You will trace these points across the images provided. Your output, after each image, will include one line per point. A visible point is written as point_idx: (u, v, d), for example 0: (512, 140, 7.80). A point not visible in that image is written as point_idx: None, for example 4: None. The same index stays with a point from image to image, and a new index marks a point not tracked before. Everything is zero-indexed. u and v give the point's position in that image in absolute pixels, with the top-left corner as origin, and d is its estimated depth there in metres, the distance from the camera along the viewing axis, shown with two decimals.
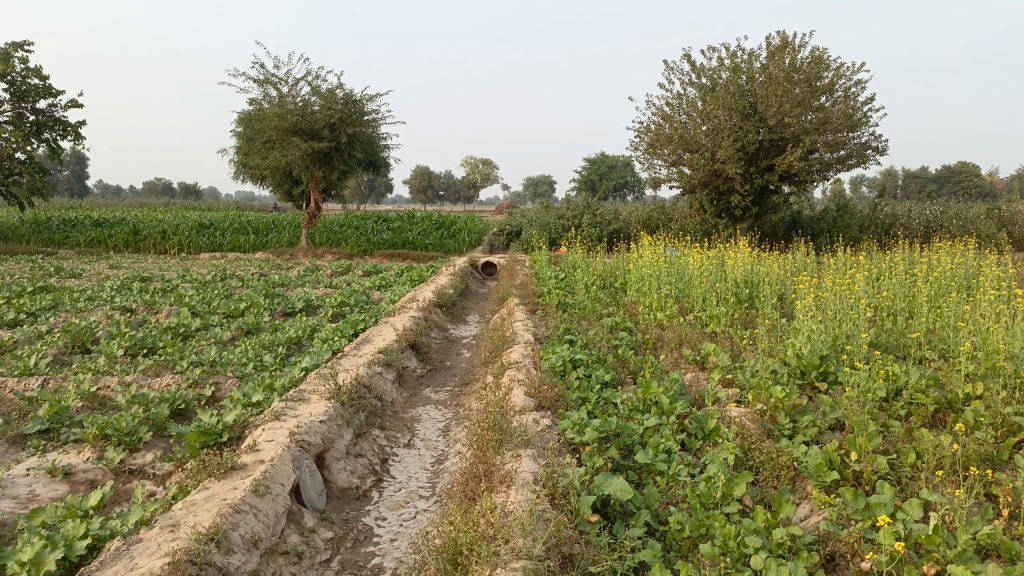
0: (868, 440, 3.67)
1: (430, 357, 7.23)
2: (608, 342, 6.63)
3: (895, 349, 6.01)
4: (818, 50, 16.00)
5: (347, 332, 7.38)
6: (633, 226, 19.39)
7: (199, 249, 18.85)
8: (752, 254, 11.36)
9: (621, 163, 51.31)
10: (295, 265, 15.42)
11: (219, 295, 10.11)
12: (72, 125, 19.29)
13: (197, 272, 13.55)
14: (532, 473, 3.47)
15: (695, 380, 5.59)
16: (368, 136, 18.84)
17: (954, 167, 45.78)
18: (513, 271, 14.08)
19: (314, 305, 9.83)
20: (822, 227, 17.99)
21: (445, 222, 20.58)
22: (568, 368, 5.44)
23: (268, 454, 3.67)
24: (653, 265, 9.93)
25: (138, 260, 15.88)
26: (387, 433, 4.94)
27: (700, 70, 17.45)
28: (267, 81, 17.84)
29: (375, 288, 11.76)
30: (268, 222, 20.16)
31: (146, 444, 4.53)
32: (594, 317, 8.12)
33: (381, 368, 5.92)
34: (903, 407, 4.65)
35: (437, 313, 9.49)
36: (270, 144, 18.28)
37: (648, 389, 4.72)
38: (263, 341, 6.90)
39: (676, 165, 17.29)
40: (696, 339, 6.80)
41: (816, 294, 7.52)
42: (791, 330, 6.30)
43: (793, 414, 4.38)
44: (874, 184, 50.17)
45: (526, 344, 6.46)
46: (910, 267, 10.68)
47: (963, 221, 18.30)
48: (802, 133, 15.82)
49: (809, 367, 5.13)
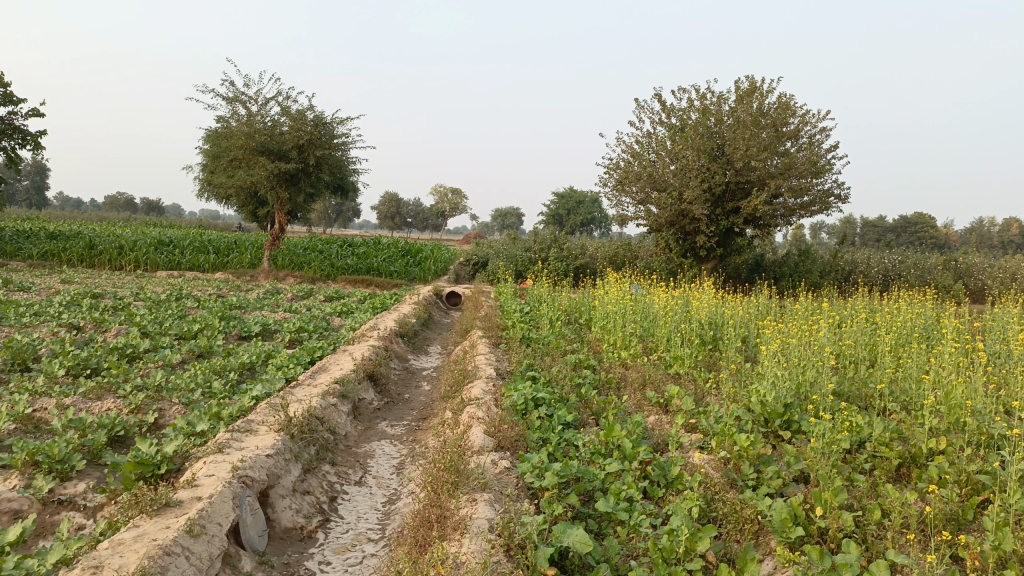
0: (834, 495, 3.58)
1: (388, 389, 7.03)
2: (570, 380, 6.51)
3: (857, 399, 5.99)
4: (785, 96, 16.34)
5: (304, 360, 7.15)
6: (599, 262, 19.41)
7: (157, 266, 18.37)
8: (717, 296, 11.39)
9: (589, 199, 51.81)
10: (255, 286, 15.09)
11: (172, 315, 9.78)
12: (31, 134, 18.79)
13: (152, 290, 13.16)
14: (488, 522, 3.30)
15: (658, 424, 5.48)
16: (337, 160, 18.67)
17: (910, 218, 47.02)
18: (477, 302, 13.94)
19: (271, 329, 9.56)
20: (785, 271, 18.20)
21: (411, 250, 20.40)
22: (529, 407, 5.29)
23: (207, 491, 3.44)
24: (619, 303, 9.87)
25: (91, 275, 15.40)
26: (338, 469, 4.73)
27: (670, 111, 17.69)
28: (236, 99, 17.62)
29: (336, 314, 11.51)
30: (230, 242, 19.77)
31: (79, 473, 4.24)
32: (558, 353, 8.00)
33: (336, 399, 5.71)
34: (866, 459, 4.59)
35: (398, 342, 9.28)
36: (235, 162, 18.00)
37: (611, 432, 4.59)
38: (214, 365, 6.63)
39: (644, 204, 17.42)
40: (660, 380, 6.71)
41: (780, 339, 7.50)
42: (755, 375, 6.25)
43: (757, 464, 4.27)
44: (834, 231, 51.25)
45: (488, 380, 6.31)
46: (870, 315, 10.79)
47: (921, 271, 18.67)
48: (767, 177, 16.05)
49: (773, 415, 5.06)
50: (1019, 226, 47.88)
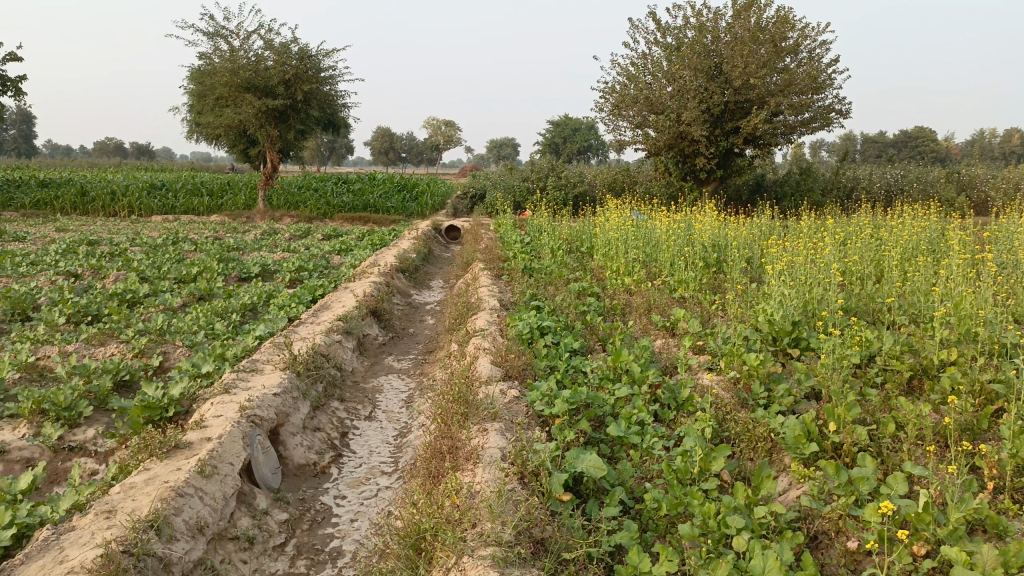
0: (847, 410, 3.57)
1: (392, 324, 6.99)
2: (575, 308, 6.46)
3: (865, 314, 5.96)
4: (783, 9, 15.82)
5: (305, 298, 7.08)
6: (598, 189, 19.17)
7: (151, 211, 18.16)
8: (718, 218, 11.25)
9: (584, 126, 50.98)
10: (252, 227, 14.94)
11: (170, 259, 9.68)
12: (11, 80, 18.30)
13: (148, 235, 13.01)
14: (500, 450, 3.28)
15: (665, 348, 5.45)
16: (325, 95, 18.22)
17: (911, 132, 46.36)
18: (477, 235, 13.82)
19: (271, 270, 9.48)
20: (786, 190, 17.98)
21: (407, 184, 20.14)
22: (535, 335, 5.24)
23: (216, 432, 3.42)
24: (620, 229, 9.74)
25: (86, 223, 15.23)
26: (347, 405, 4.71)
27: (665, 30, 17.16)
28: (218, 35, 17.08)
29: (335, 252, 11.41)
30: (223, 184, 19.51)
31: (88, 419, 4.23)
32: (561, 282, 7.93)
33: (340, 336, 5.67)
34: (877, 373, 4.56)
35: (399, 278, 9.20)
36: (222, 101, 17.60)
37: (619, 357, 4.55)
38: (216, 307, 6.58)
39: (642, 127, 17.09)
40: (665, 305, 6.66)
41: (785, 258, 7.42)
42: (761, 295, 6.19)
43: (767, 383, 4.25)
44: (834, 148, 50.60)
45: (492, 311, 6.25)
46: (873, 230, 10.67)
47: (923, 185, 18.45)
48: (767, 95, 15.60)
49: (781, 333, 5.01)
50: (1020, 137, 47.23)
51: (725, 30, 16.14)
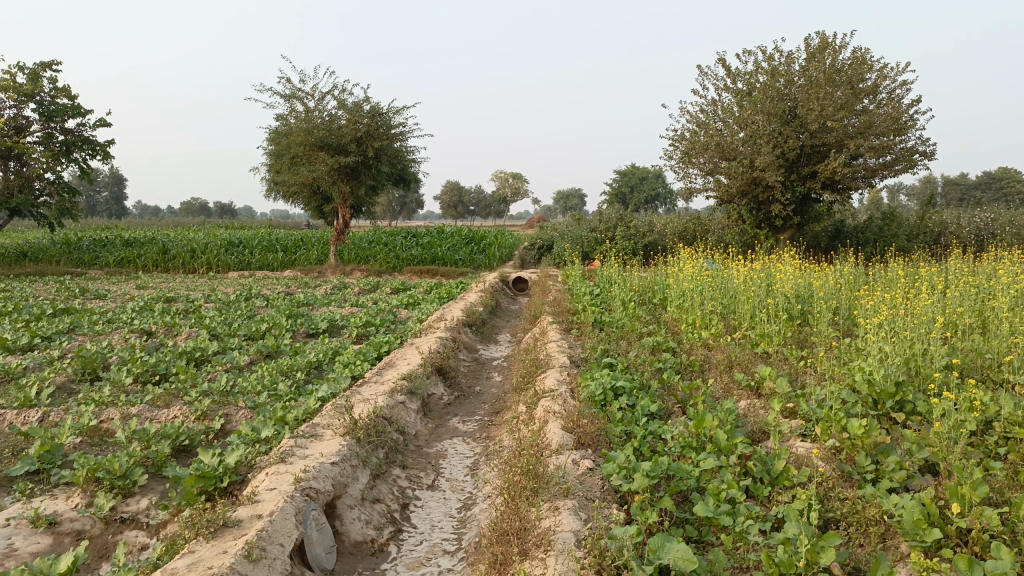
0: (973, 489, 3.08)
1: (458, 382, 6.74)
2: (650, 365, 6.07)
3: (974, 372, 5.41)
4: (860, 50, 15.35)
5: (370, 355, 6.91)
6: (669, 238, 18.75)
7: (227, 267, 18.62)
8: (798, 266, 10.72)
9: (652, 175, 50.75)
10: (322, 282, 15.10)
11: (240, 315, 9.75)
12: (101, 145, 19.28)
13: (223, 291, 13.27)
14: (575, 534, 2.94)
15: (751, 411, 5.00)
16: (395, 150, 18.50)
17: (997, 172, 44.30)
18: (545, 286, 13.58)
19: (338, 325, 9.41)
20: (868, 236, 17.19)
21: (475, 237, 20.17)
22: (609, 397, 4.88)
23: (268, 508, 3.18)
24: (695, 279, 9.34)
25: (165, 280, 15.69)
26: (409, 472, 4.44)
27: (735, 75, 16.86)
28: (294, 96, 17.63)
29: (402, 306, 11.33)
30: (296, 240, 19.92)
31: (142, 488, 4.08)
32: (634, 336, 7.55)
33: (404, 397, 5.44)
34: (998, 442, 4.03)
35: (466, 332, 8.99)
36: (296, 159, 18.08)
37: (702, 422, 4.15)
38: (281, 365, 6.46)
39: (713, 174, 16.68)
40: (748, 361, 6.22)
41: (878, 310, 6.91)
42: (856, 352, 5.70)
43: (874, 455, 3.78)
44: (914, 191, 48.78)
45: (562, 369, 5.93)
46: (970, 277, 9.93)
47: (1018, 228, 17.37)
48: (845, 137, 15.10)
49: (883, 396, 4.53)
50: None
51: (799, 73, 15.75)
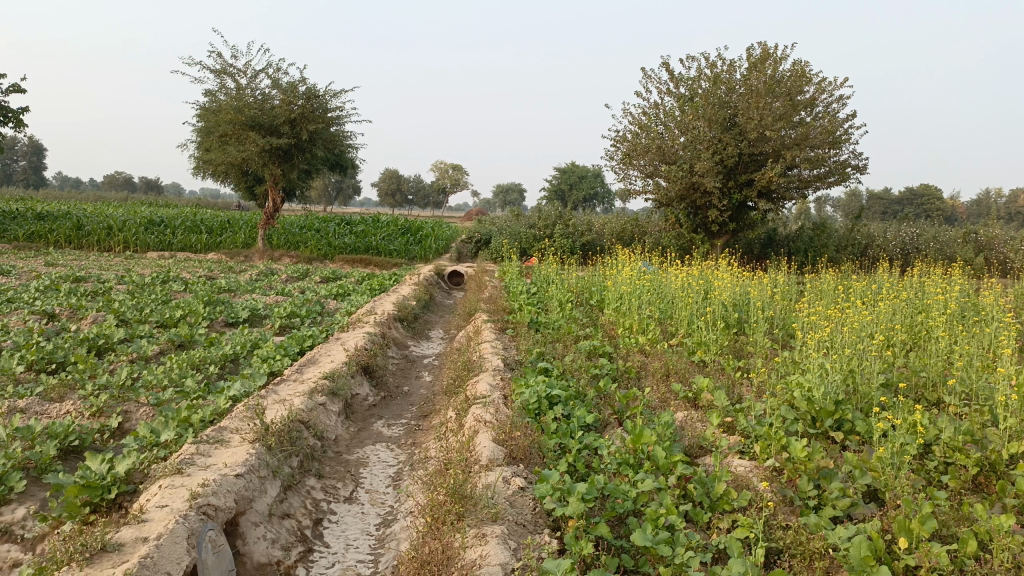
0: (921, 523, 2.97)
1: (384, 382, 6.38)
2: (586, 372, 5.85)
3: (908, 391, 5.39)
4: (800, 63, 15.53)
5: (292, 350, 6.48)
6: (606, 238, 18.70)
7: (147, 247, 17.68)
8: (734, 273, 10.71)
9: (591, 174, 50.96)
10: (248, 267, 14.45)
11: (155, 300, 9.14)
12: (13, 110, 18.02)
13: (139, 272, 12.53)
14: (502, 568, 2.69)
15: (689, 424, 4.83)
16: (331, 135, 17.87)
17: (917, 189, 46.01)
18: (480, 281, 13.30)
19: (260, 315, 8.90)
20: (800, 246, 17.49)
21: (411, 228, 19.74)
22: (544, 407, 4.62)
23: (156, 530, 2.81)
24: (633, 282, 9.20)
25: (78, 257, 14.77)
26: (325, 483, 4.09)
27: (678, 79, 16.90)
28: (225, 71, 16.82)
29: (331, 297, 10.87)
30: (223, 221, 19.08)
31: (19, 496, 3.61)
32: (570, 339, 7.33)
33: (325, 398, 5.06)
34: (936, 467, 3.95)
35: (397, 328, 8.62)
36: (226, 138, 17.28)
37: (639, 437, 3.94)
38: (193, 357, 5.99)
39: (653, 177, 16.67)
40: (686, 370, 6.05)
41: (814, 322, 6.87)
42: (795, 365, 5.61)
43: (817, 479, 3.63)
44: (840, 203, 50.33)
45: (495, 373, 5.64)
46: (898, 291, 10.07)
47: (940, 244, 17.95)
48: (782, 148, 15.30)
49: (823, 414, 4.44)
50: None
51: (740, 81, 15.87)
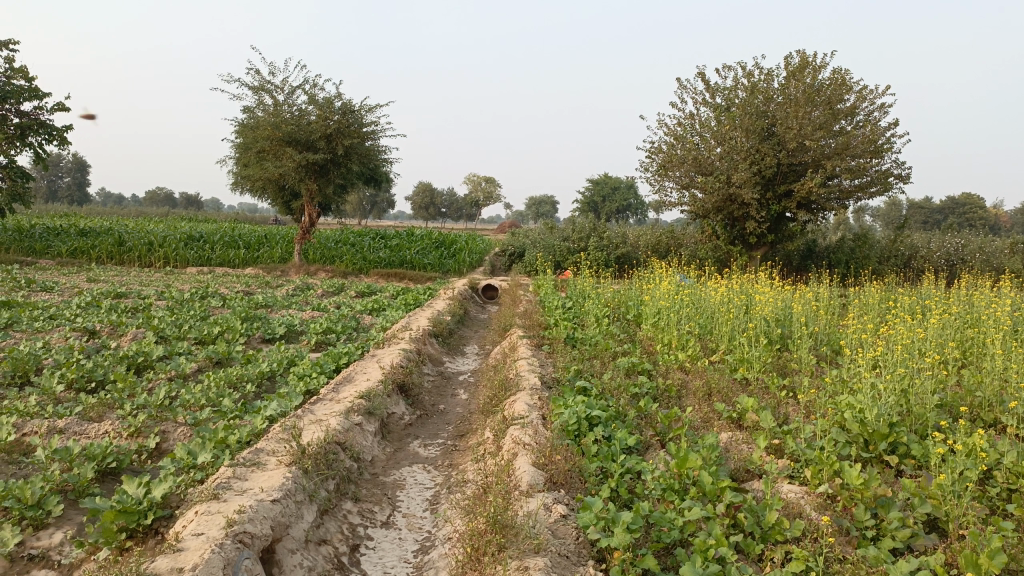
0: (991, 558, 2.80)
1: (420, 400, 6.32)
2: (625, 391, 5.72)
3: (963, 411, 5.16)
4: (841, 71, 15.23)
5: (327, 367, 6.45)
6: (642, 250, 18.50)
7: (186, 262, 17.94)
8: (774, 286, 10.48)
9: (624, 185, 50.70)
10: (284, 282, 14.55)
11: (193, 316, 9.21)
12: (58, 129, 18.46)
13: (178, 288, 12.68)
14: None
15: (734, 446, 4.66)
16: (366, 150, 17.99)
17: (960, 198, 44.90)
18: (515, 295, 13.21)
19: (296, 331, 8.92)
20: (840, 257, 17.12)
21: (445, 241, 19.76)
22: (584, 428, 4.50)
23: (191, 560, 2.75)
24: (671, 297, 9.03)
25: (120, 273, 15.03)
26: (362, 506, 4.02)
27: (715, 90, 16.71)
28: (263, 88, 17.04)
29: (366, 312, 10.87)
30: (260, 236, 19.30)
31: (57, 519, 3.59)
32: (608, 356, 7.19)
33: (361, 418, 5.00)
34: (999, 494, 3.76)
35: (432, 343, 8.58)
36: (263, 154, 17.50)
37: (685, 461, 3.80)
38: (230, 375, 5.98)
39: (689, 188, 16.46)
40: (728, 389, 5.88)
41: (861, 339, 6.65)
42: (843, 385, 5.41)
43: (874, 508, 3.46)
44: (880, 212, 49.32)
45: (533, 392, 5.54)
46: (946, 304, 9.75)
47: (987, 255, 17.44)
48: (822, 157, 15.01)
49: (877, 437, 4.28)
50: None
51: (779, 91, 15.65)
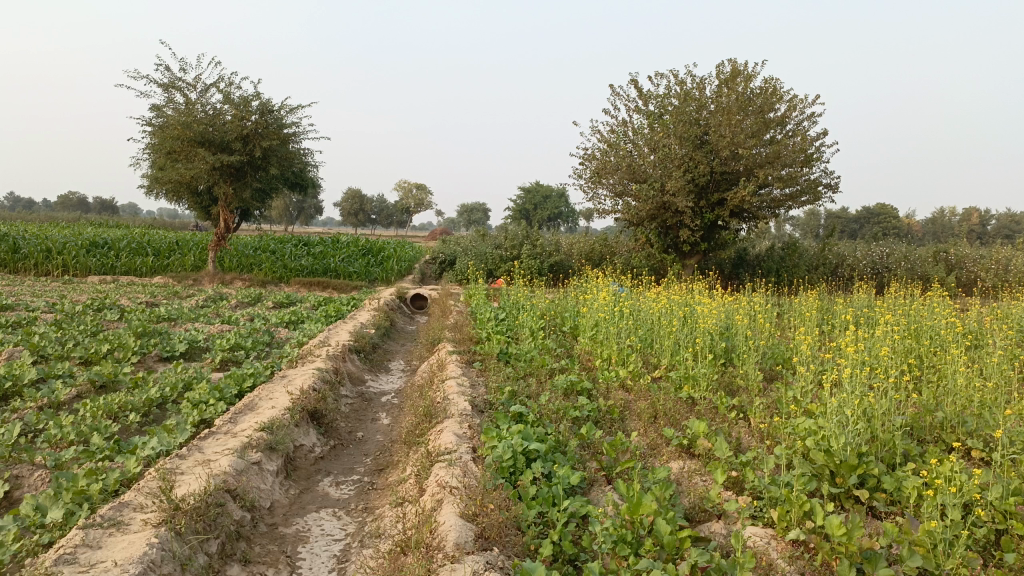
0: None
1: (335, 428, 5.60)
2: (565, 415, 5.13)
3: (925, 433, 4.80)
4: (771, 80, 15.19)
5: (228, 393, 5.66)
6: (575, 258, 18.13)
7: (87, 270, 16.60)
8: (713, 297, 10.10)
9: (555, 193, 50.71)
10: (195, 292, 13.52)
11: (83, 332, 8.23)
12: None
13: (74, 299, 11.56)
14: None
15: (687, 480, 4.14)
16: (286, 151, 17.02)
17: (875, 208, 46.19)
18: (445, 305, 12.56)
19: (201, 348, 8.05)
20: (770, 265, 17.09)
21: (371, 248, 18.94)
22: (520, 465, 3.90)
23: None
24: (609, 308, 8.51)
25: (11, 283, 13.74)
26: (253, 570, 3.33)
27: (647, 96, 16.47)
28: (173, 85, 15.90)
29: (283, 325, 10.05)
30: (171, 243, 18.08)
31: None
32: (544, 374, 6.62)
33: (259, 456, 4.28)
34: (989, 537, 3.37)
35: (352, 360, 7.85)
36: (174, 155, 16.34)
37: (637, 507, 3.24)
38: (110, 404, 5.14)
39: (622, 196, 16.13)
40: (675, 412, 5.36)
41: (811, 353, 6.27)
42: (801, 408, 4.96)
43: (859, 564, 3.10)
44: (801, 221, 50.51)
45: (462, 419, 4.92)
46: (884, 313, 9.52)
47: (911, 263, 17.70)
48: (755, 165, 14.87)
49: (846, 469, 3.84)
50: (979, 216, 47.63)
51: (711, 98, 15.47)
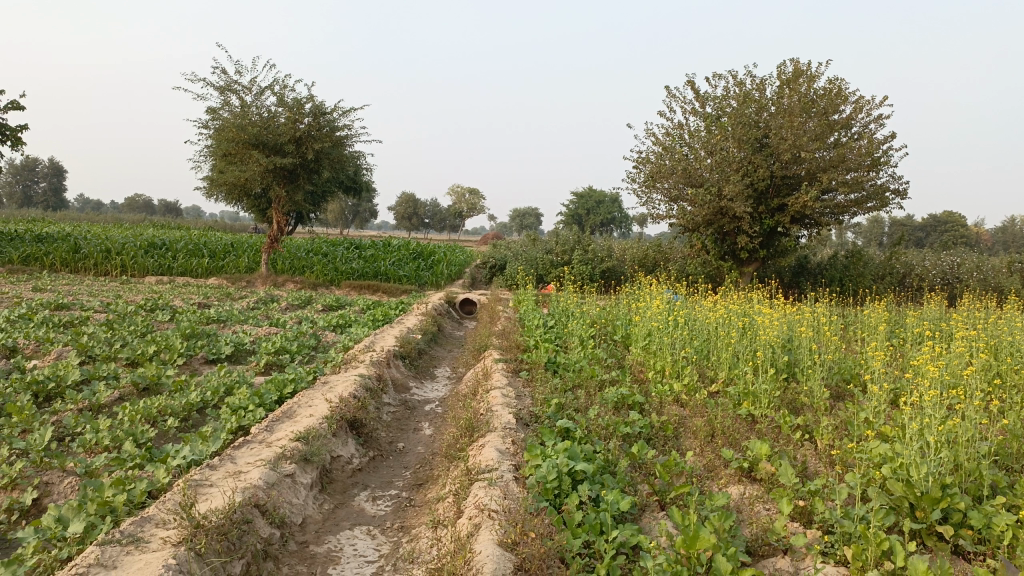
0: None
1: (374, 439, 5.40)
2: (615, 432, 4.81)
3: (1013, 463, 4.34)
4: (836, 81, 14.57)
5: (268, 398, 5.51)
6: (628, 264, 17.74)
7: (145, 271, 16.88)
8: (773, 307, 9.64)
9: (608, 199, 50.20)
10: (248, 294, 13.60)
11: (133, 334, 8.24)
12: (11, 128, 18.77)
13: (129, 299, 11.69)
14: None
15: (749, 508, 3.80)
16: (338, 154, 17.06)
17: (942, 216, 44.39)
18: (494, 310, 12.37)
19: (246, 351, 7.96)
20: (833, 274, 16.41)
21: (422, 251, 18.87)
22: (566, 487, 3.62)
23: None
24: (664, 317, 8.14)
25: (71, 282, 14.02)
26: None
27: (704, 98, 15.99)
28: (229, 88, 16.08)
29: (330, 329, 9.96)
30: (227, 244, 18.33)
31: None
32: (594, 386, 6.32)
33: (293, 468, 4.09)
34: None
35: (397, 366, 7.67)
36: (229, 157, 16.52)
37: (694, 541, 2.93)
38: (148, 408, 5.03)
39: (678, 201, 15.68)
40: (734, 431, 5.00)
41: (882, 371, 5.80)
42: (873, 431, 4.55)
43: None
44: (862, 229, 48.91)
45: (505, 434, 4.66)
46: (958, 328, 8.92)
47: (983, 274, 16.79)
48: (818, 170, 14.25)
49: (929, 502, 3.44)
50: None
51: (772, 99, 14.97)
